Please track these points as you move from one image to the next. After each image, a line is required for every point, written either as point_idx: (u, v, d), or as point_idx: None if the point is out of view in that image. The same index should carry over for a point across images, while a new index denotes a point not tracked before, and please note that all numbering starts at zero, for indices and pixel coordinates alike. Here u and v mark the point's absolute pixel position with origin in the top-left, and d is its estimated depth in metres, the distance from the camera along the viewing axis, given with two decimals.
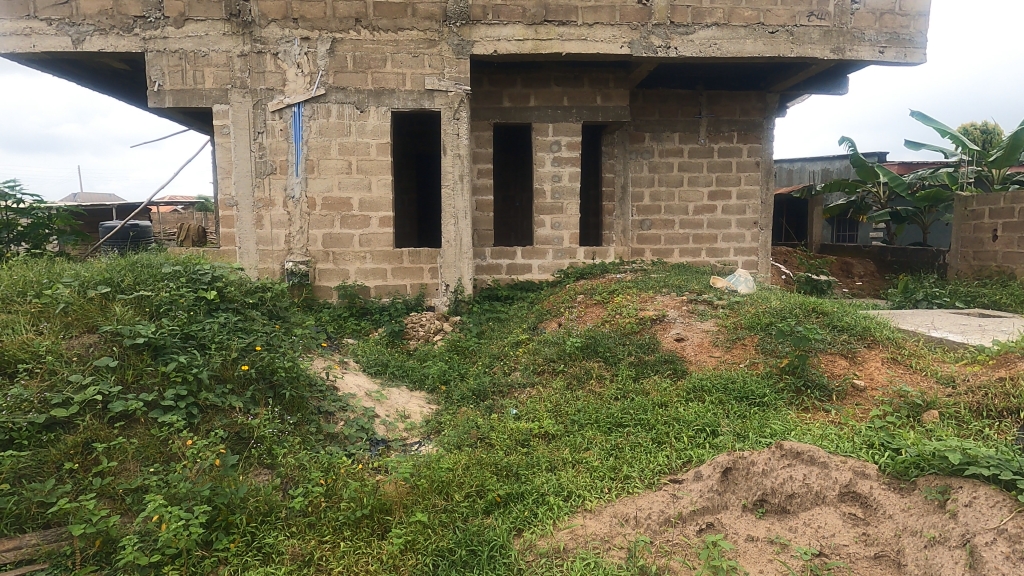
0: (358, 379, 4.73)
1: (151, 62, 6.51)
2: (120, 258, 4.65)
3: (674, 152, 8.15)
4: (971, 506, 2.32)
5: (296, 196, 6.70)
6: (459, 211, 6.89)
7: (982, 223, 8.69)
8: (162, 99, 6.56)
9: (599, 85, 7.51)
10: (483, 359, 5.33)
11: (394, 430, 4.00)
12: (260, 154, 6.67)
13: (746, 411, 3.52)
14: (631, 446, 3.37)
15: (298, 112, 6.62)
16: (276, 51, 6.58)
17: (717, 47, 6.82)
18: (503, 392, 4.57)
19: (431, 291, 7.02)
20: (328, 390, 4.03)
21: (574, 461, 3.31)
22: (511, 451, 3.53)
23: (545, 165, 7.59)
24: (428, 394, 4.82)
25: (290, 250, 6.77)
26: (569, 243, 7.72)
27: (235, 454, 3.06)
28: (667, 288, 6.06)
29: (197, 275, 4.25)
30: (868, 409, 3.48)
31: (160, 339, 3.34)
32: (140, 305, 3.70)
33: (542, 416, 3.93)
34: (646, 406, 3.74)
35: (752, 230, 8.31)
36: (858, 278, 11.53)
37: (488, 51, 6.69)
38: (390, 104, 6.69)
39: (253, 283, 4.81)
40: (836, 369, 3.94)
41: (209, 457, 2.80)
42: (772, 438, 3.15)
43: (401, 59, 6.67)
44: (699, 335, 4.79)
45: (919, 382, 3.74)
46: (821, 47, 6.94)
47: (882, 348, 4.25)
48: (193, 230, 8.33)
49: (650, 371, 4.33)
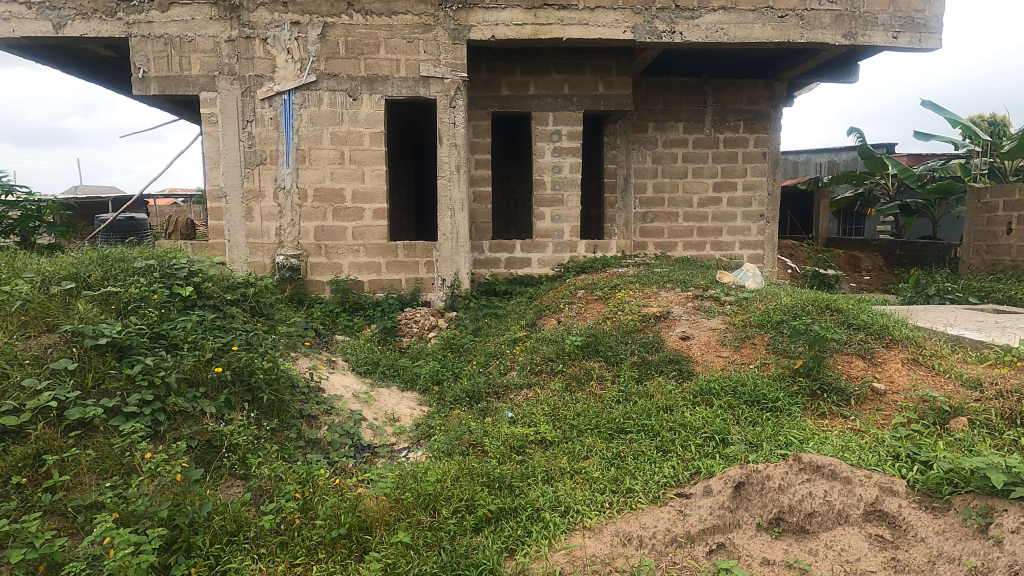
0: (346, 379, 4.50)
1: (135, 47, 6.24)
2: (93, 250, 4.38)
3: (677, 142, 7.86)
4: (1019, 533, 2.07)
5: (287, 187, 6.44)
6: (455, 202, 6.62)
7: (996, 216, 8.41)
8: (147, 87, 6.30)
9: (601, 72, 7.22)
10: (479, 357, 5.10)
11: (381, 435, 3.80)
12: (249, 143, 6.40)
13: (757, 417, 3.26)
14: (635, 455, 3.11)
15: (288, 100, 6.35)
16: (265, 36, 6.30)
17: (724, 32, 6.52)
18: (498, 393, 4.31)
19: (427, 286, 6.77)
20: (312, 392, 3.86)
21: (573, 472, 3.07)
22: (504, 460, 3.30)
23: (545, 155, 7.31)
24: (419, 395, 4.59)
25: (281, 243, 6.51)
26: (570, 237, 7.46)
27: (202, 466, 2.82)
28: (671, 284, 5.78)
29: (172, 269, 4.00)
30: (890, 416, 3.22)
31: (126, 339, 3.10)
32: (107, 301, 3.43)
33: (539, 421, 3.68)
34: (650, 412, 3.49)
35: (758, 223, 8.02)
36: (867, 272, 11.15)
37: (485, 36, 6.39)
38: (383, 91, 6.41)
39: (236, 278, 4.57)
40: (854, 371, 3.66)
41: (171, 472, 2.55)
42: (788, 448, 2.88)
43: (394, 44, 6.38)
44: (705, 333, 4.53)
45: (944, 385, 3.48)
46: (832, 32, 6.65)
47: (902, 348, 3.97)
48: (183, 222, 8.04)
49: (654, 372, 4.07)
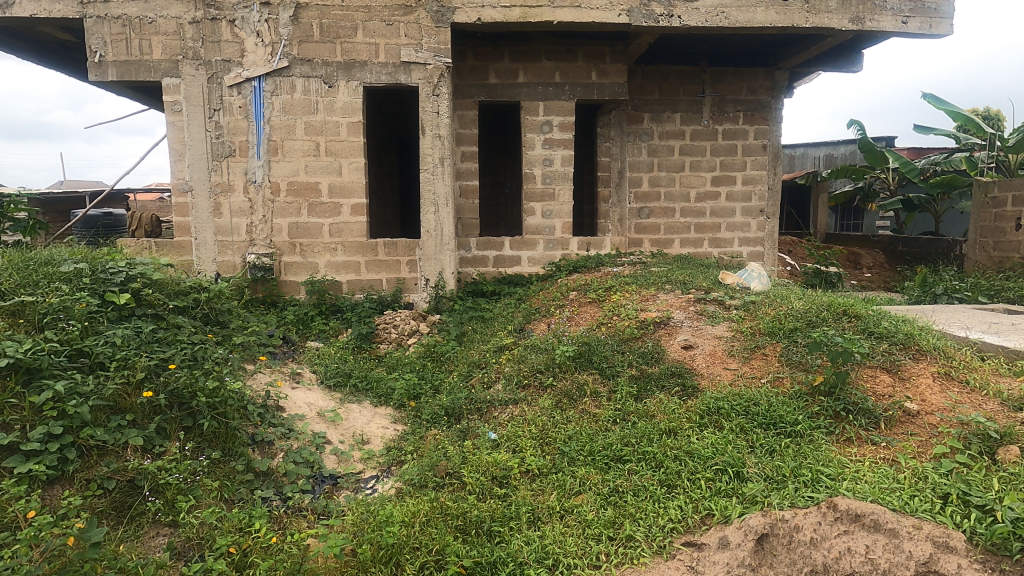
0: (311, 395, 4.02)
1: (90, 29, 5.71)
2: (17, 252, 3.85)
3: (675, 135, 7.41)
4: None
5: (257, 180, 5.93)
6: (439, 198, 6.15)
7: (1005, 211, 8.01)
8: (104, 72, 5.78)
9: (594, 59, 6.76)
10: (461, 368, 4.64)
11: (347, 462, 3.36)
12: (216, 134, 5.89)
13: (775, 444, 2.82)
14: (635, 491, 2.67)
15: (258, 87, 5.83)
16: (232, 18, 5.78)
17: (725, 16, 6.07)
18: (481, 411, 3.86)
19: (409, 287, 6.28)
20: (268, 413, 3.40)
21: (563, 511, 2.64)
22: (483, 496, 2.87)
23: (535, 147, 6.84)
24: (394, 412, 4.14)
25: (252, 241, 6.01)
26: (562, 234, 7.01)
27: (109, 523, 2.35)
28: (670, 285, 5.34)
29: (107, 274, 3.50)
30: (927, 442, 2.80)
31: (34, 360, 2.63)
32: (21, 313, 2.95)
33: (525, 445, 3.23)
34: (651, 436, 3.04)
35: (759, 218, 7.61)
36: (868, 269, 10.62)
37: (471, 19, 5.90)
38: (361, 78, 5.91)
39: (188, 282, 4.07)
40: (881, 389, 3.23)
41: (61, 534, 2.08)
42: (814, 486, 2.45)
43: (373, 27, 5.87)
44: (710, 343, 4.08)
45: (983, 405, 3.08)
46: (839, 16, 6.22)
47: (931, 361, 3.54)
48: (147, 219, 7.44)
49: (654, 388, 3.61)
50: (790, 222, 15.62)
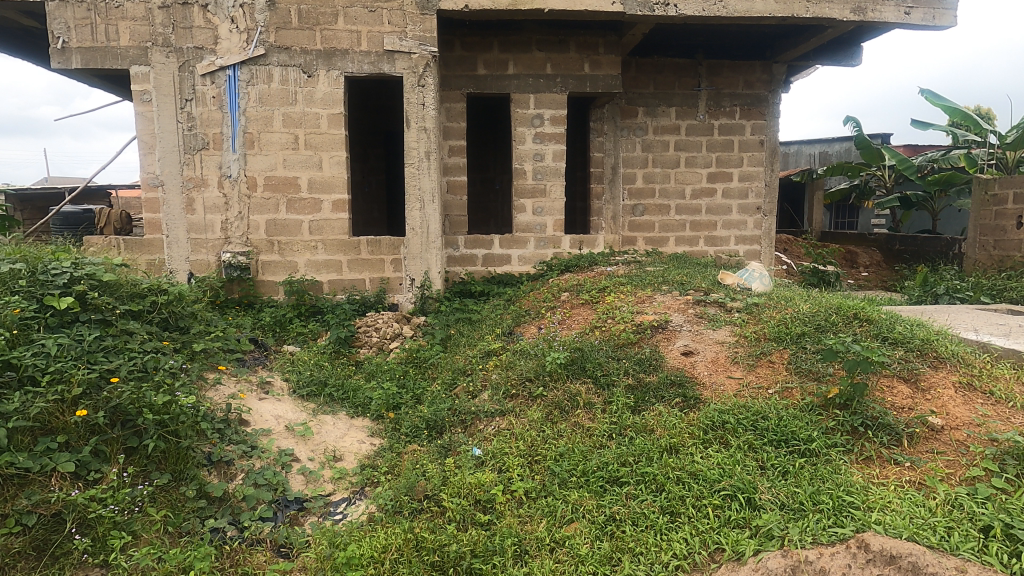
0: (280, 407, 3.68)
1: (52, 13, 5.33)
2: None
3: (671, 129, 7.12)
4: None
5: (233, 175, 5.57)
6: (425, 194, 5.82)
7: (1005, 210, 7.71)
8: (67, 59, 5.40)
9: (587, 50, 6.46)
10: (445, 375, 4.32)
11: (316, 483, 3.03)
12: (188, 125, 5.52)
13: (789, 464, 2.54)
14: (634, 520, 2.39)
15: (233, 76, 5.48)
16: (205, 2, 5.41)
17: (724, 6, 5.77)
18: (466, 424, 3.55)
19: (393, 287, 5.95)
20: (229, 429, 3.07)
21: (554, 544, 2.35)
22: (464, 525, 2.57)
23: (526, 142, 6.52)
24: (372, 424, 3.81)
25: (227, 239, 5.65)
26: (553, 232, 6.69)
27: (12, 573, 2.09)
28: (667, 285, 5.05)
29: (50, 276, 3.16)
30: (955, 462, 2.53)
31: None
32: None
33: (511, 464, 2.93)
34: (650, 454, 2.75)
35: (756, 216, 7.35)
36: (864, 269, 10.39)
37: (457, 6, 5.57)
38: (342, 68, 5.56)
39: (147, 284, 3.73)
40: (901, 401, 2.95)
41: None
42: (837, 518, 2.18)
43: (354, 13, 5.53)
44: (712, 348, 3.80)
45: (1013, 419, 2.80)
46: (841, 6, 5.96)
47: (951, 370, 3.26)
48: (117, 215, 7.01)
49: (652, 400, 3.31)
50: (785, 219, 15.40)
